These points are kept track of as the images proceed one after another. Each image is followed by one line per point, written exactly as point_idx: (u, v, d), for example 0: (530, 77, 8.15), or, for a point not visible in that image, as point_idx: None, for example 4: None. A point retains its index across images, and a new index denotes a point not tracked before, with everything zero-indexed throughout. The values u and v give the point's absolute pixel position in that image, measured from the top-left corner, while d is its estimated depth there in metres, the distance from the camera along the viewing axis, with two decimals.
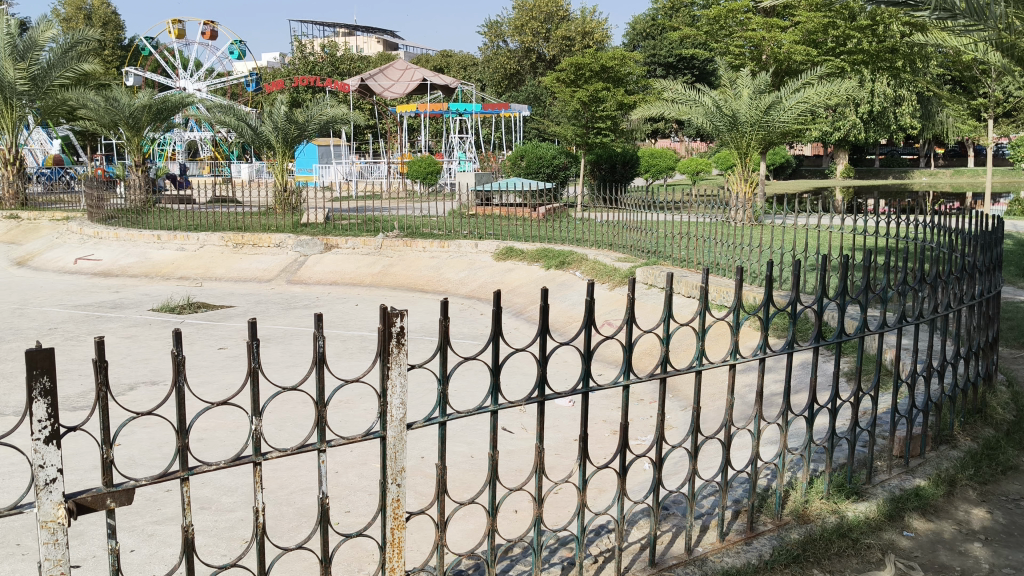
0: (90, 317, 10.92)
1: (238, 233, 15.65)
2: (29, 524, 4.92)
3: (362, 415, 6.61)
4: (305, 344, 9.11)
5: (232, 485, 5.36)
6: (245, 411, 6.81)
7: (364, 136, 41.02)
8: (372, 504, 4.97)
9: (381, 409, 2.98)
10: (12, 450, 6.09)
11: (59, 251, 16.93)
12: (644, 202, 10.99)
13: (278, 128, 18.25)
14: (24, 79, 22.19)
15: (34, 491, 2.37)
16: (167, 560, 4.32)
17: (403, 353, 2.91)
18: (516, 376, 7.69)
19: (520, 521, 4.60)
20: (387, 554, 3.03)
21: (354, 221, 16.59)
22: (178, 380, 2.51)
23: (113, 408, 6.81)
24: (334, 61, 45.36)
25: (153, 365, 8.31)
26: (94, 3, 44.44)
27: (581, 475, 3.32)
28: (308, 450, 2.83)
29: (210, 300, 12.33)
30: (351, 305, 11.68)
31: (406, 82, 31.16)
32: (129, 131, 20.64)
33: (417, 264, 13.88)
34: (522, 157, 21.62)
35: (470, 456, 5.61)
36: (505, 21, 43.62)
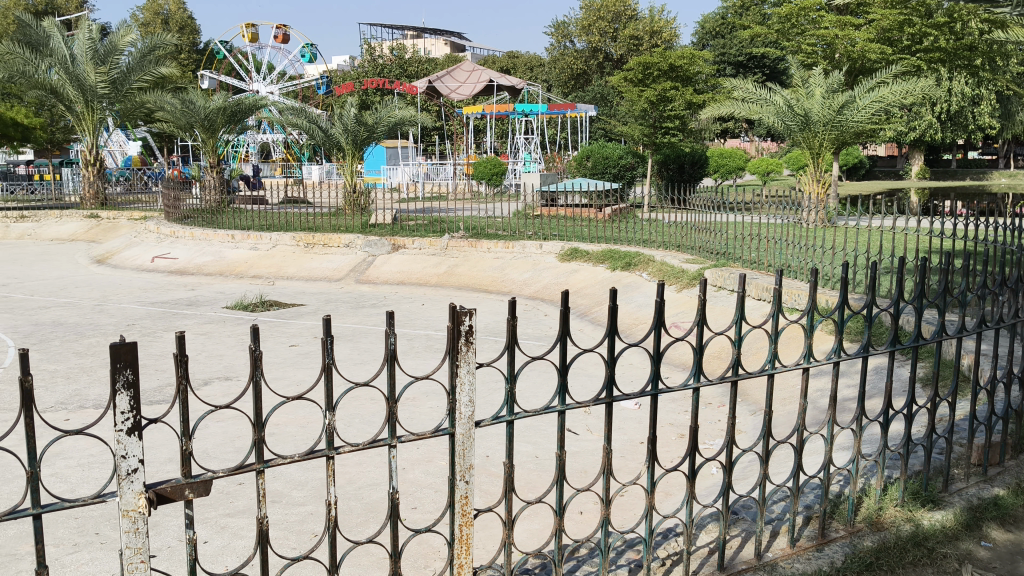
0: (166, 314, 11.21)
1: (309, 233, 15.89)
2: (108, 513, 5.08)
3: (428, 413, 6.64)
4: (374, 342, 9.23)
5: (303, 480, 5.46)
6: (316, 407, 6.91)
7: (431, 138, 41.42)
8: (439, 501, 5.00)
9: (449, 406, 3.00)
10: (95, 441, 6.30)
11: (137, 249, 17.42)
12: (714, 202, 10.84)
13: (347, 130, 18.54)
14: (105, 82, 22.96)
15: (115, 480, 2.45)
16: (241, 552, 4.43)
17: (471, 351, 2.92)
18: (583, 378, 7.65)
19: (586, 522, 4.59)
20: (455, 551, 3.05)
21: (422, 222, 16.72)
22: (255, 375, 2.56)
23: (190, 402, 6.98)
24: (403, 63, 45.86)
25: (227, 361, 8.49)
26: (171, 8, 45.49)
27: (650, 477, 3.27)
28: (378, 446, 2.86)
29: (282, 298, 12.55)
30: (418, 305, 11.77)
31: (473, 83, 31.38)
32: (204, 132, 21.13)
33: (482, 264, 13.94)
34: (588, 157, 21.60)
35: (535, 456, 5.60)
36: (572, 21, 43.56)
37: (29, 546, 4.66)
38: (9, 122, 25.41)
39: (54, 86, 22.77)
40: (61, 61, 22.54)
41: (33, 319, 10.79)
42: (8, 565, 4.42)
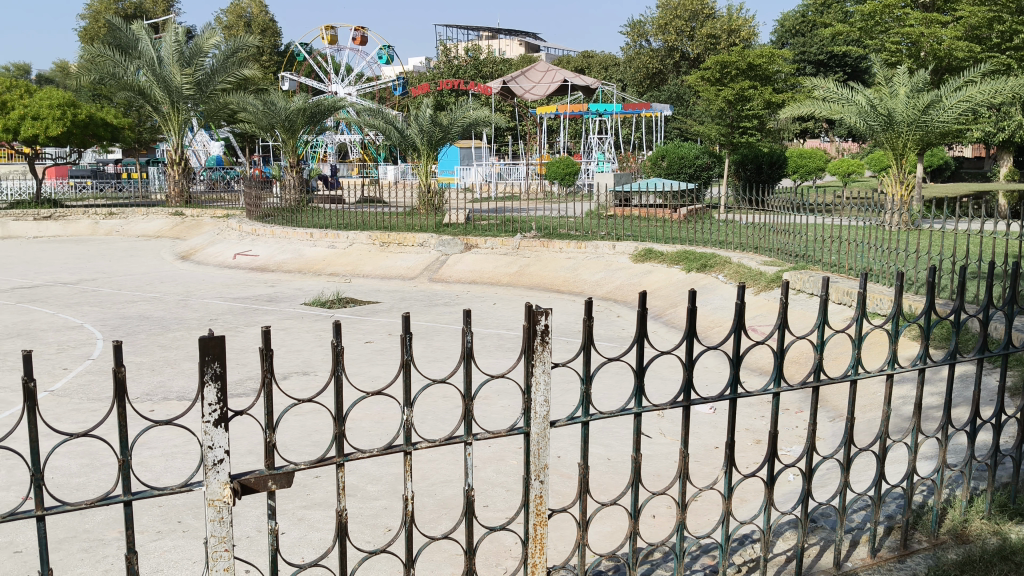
0: (246, 309, 11.48)
1: (385, 233, 16.10)
2: (193, 502, 5.23)
3: (502, 411, 6.66)
4: (448, 340, 9.29)
5: (378, 474, 5.53)
6: (391, 402, 6.98)
7: (504, 138, 41.61)
8: (511, 500, 5.01)
9: (525, 404, 3.00)
10: (180, 431, 6.48)
11: (220, 246, 17.90)
12: (792, 204, 10.63)
13: (422, 131, 18.73)
14: (190, 83, 23.63)
15: (202, 470, 2.53)
16: (319, 544, 4.51)
17: (547, 351, 2.92)
18: (659, 381, 7.57)
19: (660, 525, 4.56)
20: (529, 550, 3.05)
21: (494, 222, 16.80)
22: (336, 370, 2.64)
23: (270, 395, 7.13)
24: (478, 64, 46.16)
25: (305, 357, 8.65)
26: (254, 11, 46.57)
27: (727, 483, 3.23)
28: (453, 444, 2.89)
29: (357, 295, 12.74)
30: (490, 304, 11.80)
31: (548, 83, 31.40)
32: (285, 133, 21.58)
33: (554, 264, 13.90)
34: (663, 157, 21.49)
35: (609, 458, 5.57)
36: (648, 20, 43.26)
37: (118, 532, 4.82)
38: (100, 122, 26.34)
39: (143, 87, 23.60)
40: (149, 63, 23.30)
41: (121, 313, 11.18)
42: (97, 549, 4.58)
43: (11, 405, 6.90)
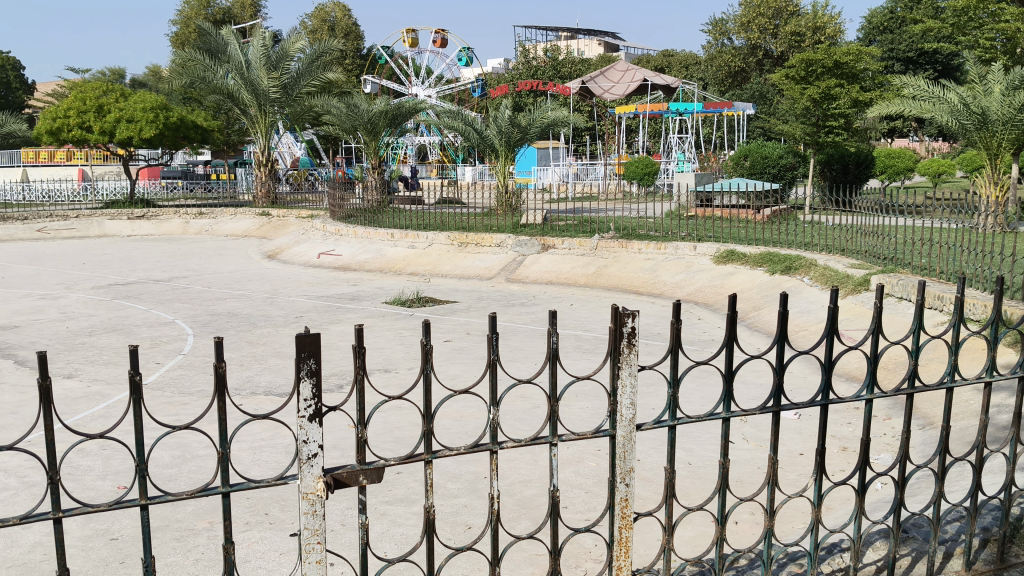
0: (329, 307, 11.70)
1: (463, 233, 16.24)
2: (281, 494, 5.36)
3: (586, 412, 6.65)
4: (528, 340, 9.30)
5: (459, 472, 5.58)
6: (479, 400, 7.05)
7: (582, 138, 41.56)
8: (591, 501, 5.00)
9: (611, 407, 3.00)
10: (273, 424, 6.67)
11: (304, 246, 18.31)
12: (880, 205, 10.36)
13: (501, 132, 18.80)
14: (277, 87, 24.12)
15: (297, 464, 2.62)
16: (401, 539, 4.58)
17: (633, 353, 2.90)
18: (744, 384, 7.45)
19: (743, 531, 4.49)
20: (613, 553, 3.04)
21: (572, 222, 16.77)
22: (425, 368, 2.73)
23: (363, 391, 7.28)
24: (556, 64, 46.20)
25: (388, 355, 8.77)
26: (337, 15, 47.40)
27: (816, 490, 3.19)
28: (540, 444, 2.90)
29: (436, 295, 12.87)
30: (567, 305, 11.77)
31: (627, 83, 31.21)
32: (367, 135, 21.92)
33: (633, 265, 13.80)
34: (746, 157, 21.24)
35: (690, 461, 5.52)
36: (731, 18, 42.62)
37: (207, 522, 4.97)
38: (191, 125, 27.11)
39: (231, 91, 24.31)
40: (238, 67, 23.96)
41: (211, 309, 11.52)
42: (189, 539, 4.73)
43: (109, 396, 7.18)
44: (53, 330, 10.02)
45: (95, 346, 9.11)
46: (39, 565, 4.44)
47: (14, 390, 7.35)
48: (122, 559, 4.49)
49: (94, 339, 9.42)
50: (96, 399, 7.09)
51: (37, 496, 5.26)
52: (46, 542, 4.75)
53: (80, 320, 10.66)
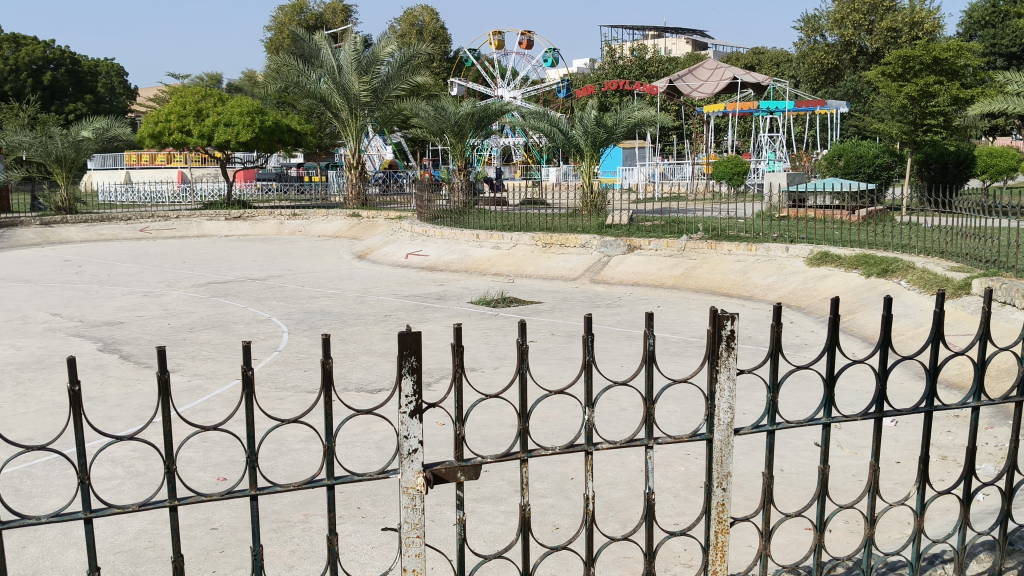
0: (416, 306, 11.88)
1: (548, 234, 16.30)
2: (372, 489, 5.49)
3: (683, 412, 6.57)
4: (616, 342, 9.27)
5: (546, 472, 5.60)
6: (572, 399, 7.09)
7: (669, 138, 41.24)
8: (681, 505, 4.95)
9: (709, 411, 3.01)
10: (370, 419, 6.84)
11: (393, 246, 18.64)
12: (982, 206, 9.99)
13: (587, 132, 18.78)
14: (367, 91, 24.61)
15: (398, 459, 2.75)
16: (491, 537, 4.61)
17: (733, 357, 2.92)
18: (841, 388, 7.28)
19: (841, 539, 4.40)
20: (710, 557, 3.04)
21: (659, 223, 16.67)
22: (521, 368, 2.80)
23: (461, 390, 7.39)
24: (643, 64, 45.90)
25: (475, 354, 8.86)
26: (425, 19, 47.99)
27: (920, 500, 3.14)
28: (636, 446, 2.93)
29: (521, 295, 12.95)
30: (652, 307, 11.70)
31: (716, 81, 30.76)
32: (454, 137, 22.21)
33: (722, 266, 13.60)
34: (840, 156, 20.79)
35: (783, 467, 5.44)
36: (824, 15, 41.61)
37: (303, 514, 5.11)
38: (285, 129, 27.74)
39: (323, 95, 24.90)
40: (330, 71, 24.57)
41: (304, 307, 11.83)
42: (285, 531, 4.87)
43: (208, 390, 7.45)
44: (156, 325, 10.43)
45: (195, 342, 9.43)
46: (143, 552, 4.63)
47: (121, 383, 7.69)
48: (222, 549, 4.65)
49: (195, 335, 9.78)
50: (197, 393, 7.37)
51: (144, 485, 5.49)
52: (150, 530, 4.94)
53: (182, 317, 11.08)
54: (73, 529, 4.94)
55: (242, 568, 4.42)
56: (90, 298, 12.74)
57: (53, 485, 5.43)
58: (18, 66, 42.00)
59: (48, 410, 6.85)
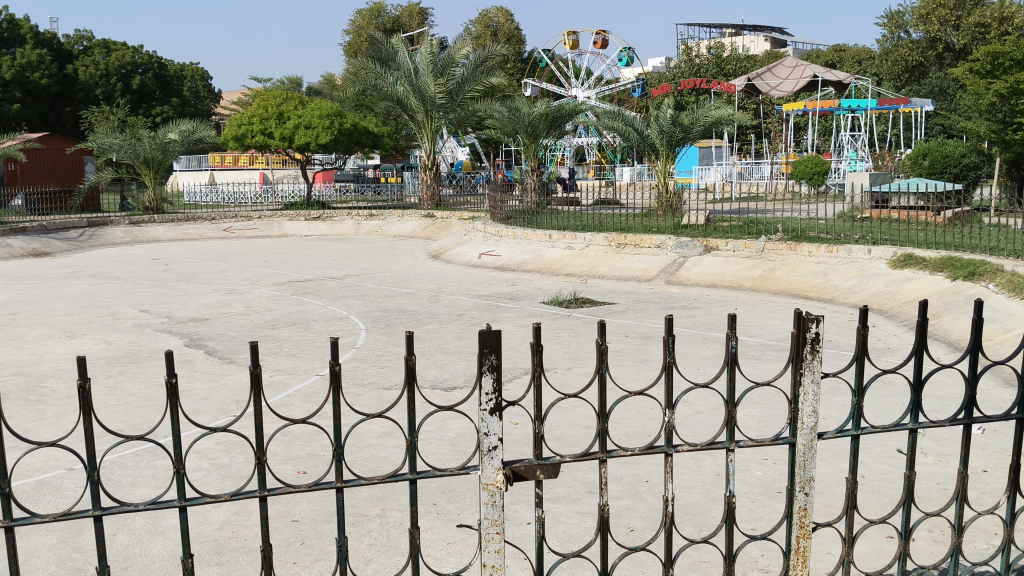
0: (489, 306, 11.96)
1: (622, 234, 16.25)
2: (448, 485, 5.56)
3: (767, 416, 6.45)
4: (692, 344, 9.18)
5: (621, 473, 5.59)
6: (651, 401, 7.07)
7: (748, 136, 40.65)
8: (759, 510, 4.87)
9: (792, 415, 3.08)
10: (448, 416, 6.93)
11: (467, 246, 18.78)
12: None
13: (663, 131, 18.63)
14: (442, 92, 24.90)
15: (479, 455, 2.82)
16: (565, 537, 4.62)
17: (817, 360, 2.98)
18: (929, 394, 7.07)
19: (925, 549, 4.28)
20: (791, 561, 3.11)
21: (737, 224, 16.45)
22: (601, 368, 2.82)
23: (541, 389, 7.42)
24: (720, 62, 45.33)
25: (551, 354, 8.88)
26: (500, 20, 48.23)
27: (1011, 509, 3.09)
28: (716, 449, 2.97)
29: (595, 296, 12.93)
30: (730, 309, 11.55)
31: (795, 79, 30.20)
32: (528, 138, 22.27)
33: (802, 268, 13.34)
34: (925, 156, 20.25)
35: (865, 473, 5.31)
36: (908, 11, 40.50)
37: (380, 509, 5.20)
38: (362, 131, 28.09)
39: (400, 97, 25.20)
40: (407, 74, 24.90)
41: (381, 306, 12.02)
42: (363, 524, 4.96)
43: (290, 386, 7.64)
44: (240, 322, 10.72)
45: (275, 339, 9.66)
46: (227, 542, 4.78)
47: (206, 377, 7.94)
48: (302, 540, 4.77)
49: (277, 332, 10.04)
50: (278, 388, 7.57)
51: (228, 477, 5.66)
52: (234, 521, 5.09)
53: (263, 314, 11.37)
54: (160, 518, 5.11)
55: (322, 560, 4.53)
56: (176, 295, 13.18)
57: (142, 475, 5.63)
58: (110, 71, 43.70)
59: (138, 403, 7.10)
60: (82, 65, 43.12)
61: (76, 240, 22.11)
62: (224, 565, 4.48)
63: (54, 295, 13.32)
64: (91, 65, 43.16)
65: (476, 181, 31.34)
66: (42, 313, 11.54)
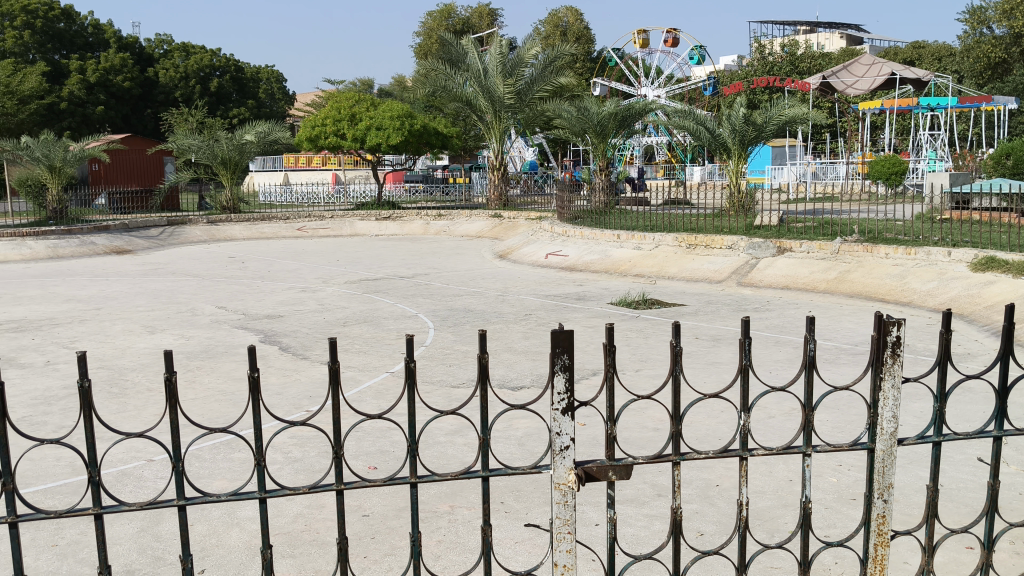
0: (556, 306, 11.96)
1: (692, 234, 16.11)
2: (517, 484, 5.59)
3: (848, 421, 6.31)
4: (763, 347, 9.04)
5: (691, 476, 5.53)
6: (725, 404, 6.98)
7: (822, 135, 39.87)
8: (835, 517, 4.76)
9: (872, 421, 3.08)
10: (519, 414, 6.95)
11: (534, 246, 18.79)
12: None
13: (735, 130, 18.38)
14: (512, 93, 25.01)
15: (551, 455, 2.83)
16: (635, 539, 4.60)
17: (898, 364, 2.96)
18: (1015, 402, 6.81)
19: (1007, 561, 4.14)
20: (868, 569, 3.08)
21: (811, 224, 16.14)
22: (675, 371, 2.81)
23: (615, 390, 7.38)
24: (794, 60, 44.52)
25: (620, 355, 8.84)
26: (570, 20, 48.16)
27: None
28: (792, 451, 3.00)
29: (664, 297, 12.83)
30: (804, 311, 11.33)
31: (872, 78, 29.57)
32: (596, 137, 22.20)
33: (878, 271, 13.03)
34: (1008, 154, 19.59)
35: (946, 482, 5.16)
36: (991, 6, 39.18)
37: (449, 505, 5.25)
38: (432, 132, 28.31)
39: (469, 97, 25.38)
40: (476, 75, 25.05)
41: (450, 305, 12.11)
42: (432, 520, 5.01)
43: (361, 381, 7.76)
44: (313, 320, 10.90)
45: (346, 336, 9.82)
46: (301, 534, 4.88)
47: (280, 373, 8.10)
48: (374, 535, 4.84)
49: (349, 329, 10.20)
50: (350, 384, 7.69)
51: (299, 470, 5.77)
52: (307, 514, 5.19)
53: (335, 311, 11.56)
54: (237, 509, 5.24)
55: (392, 555, 4.58)
56: (252, 292, 13.47)
57: (220, 467, 5.79)
58: (189, 74, 44.70)
59: (215, 396, 7.28)
60: (163, 69, 44.33)
61: (156, 238, 22.77)
62: (297, 558, 4.57)
63: (136, 291, 13.75)
64: (171, 68, 44.33)
65: (544, 181, 31.36)
66: (125, 309, 11.91)
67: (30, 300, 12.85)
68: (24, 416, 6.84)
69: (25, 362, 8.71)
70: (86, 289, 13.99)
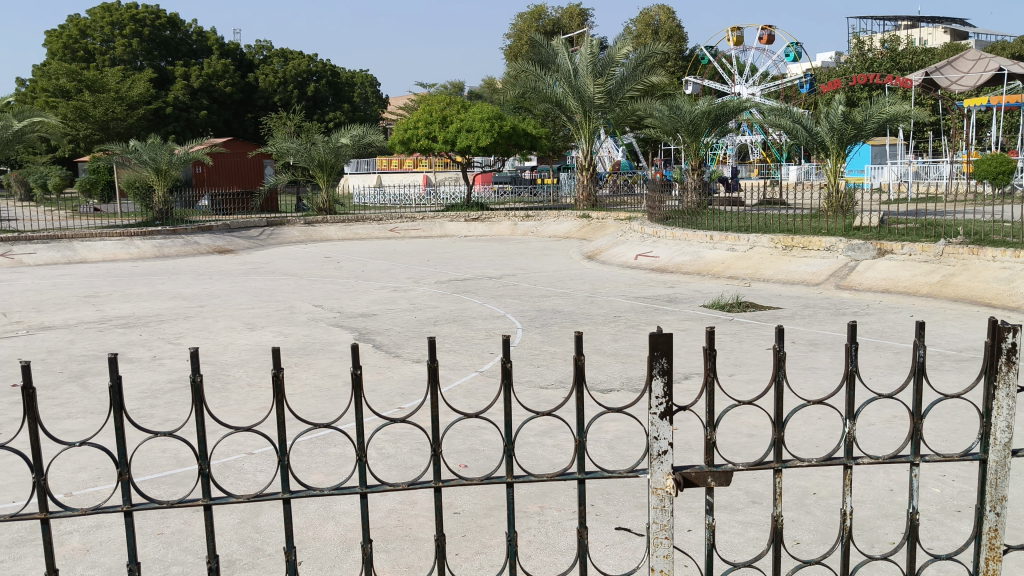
0: (647, 308, 11.87)
1: (788, 236, 15.77)
2: (607, 486, 5.56)
3: (956, 430, 6.09)
4: (863, 352, 8.77)
5: (787, 483, 5.42)
6: (826, 410, 6.80)
7: (924, 132, 38.46)
8: (938, 528, 4.61)
9: (984, 430, 2.99)
10: (612, 417, 6.92)
11: (624, 246, 18.68)
12: None
13: (833, 129, 17.93)
14: (602, 93, 24.82)
15: (648, 459, 2.81)
16: (729, 545, 4.52)
17: (1013, 373, 2.86)
18: None
19: None
20: None
21: (914, 225, 15.59)
22: (777, 376, 2.78)
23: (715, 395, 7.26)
24: (896, 56, 43.09)
25: (712, 359, 8.71)
26: (661, 19, 47.70)
27: None
28: (900, 462, 2.95)
29: (757, 300, 12.60)
30: (906, 316, 10.95)
31: (978, 73, 28.41)
32: (689, 136, 21.88)
33: (985, 274, 12.51)
34: None
35: None
36: None
37: (538, 506, 5.26)
38: (522, 132, 28.43)
39: (559, 98, 25.38)
40: (566, 75, 25.00)
41: (539, 305, 12.15)
42: (523, 520, 5.03)
43: (452, 380, 7.84)
44: (405, 319, 11.07)
45: (438, 335, 9.94)
46: (394, 530, 4.96)
47: (374, 371, 8.25)
48: (465, 532, 4.89)
49: (440, 329, 10.31)
50: (441, 382, 7.78)
51: (393, 467, 5.85)
52: (400, 509, 5.28)
53: (426, 311, 11.72)
54: (332, 503, 5.37)
55: (484, 552, 4.62)
56: (346, 291, 13.76)
57: (317, 461, 5.93)
58: (287, 79, 45.98)
59: (312, 392, 7.47)
60: (263, 74, 45.72)
61: (255, 239, 23.47)
62: (391, 552, 4.66)
63: (237, 289, 14.19)
64: (271, 73, 45.65)
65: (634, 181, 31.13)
66: (227, 307, 12.31)
67: (137, 297, 13.40)
68: (132, 409, 7.15)
69: (133, 357, 9.09)
70: (191, 287, 14.55)
